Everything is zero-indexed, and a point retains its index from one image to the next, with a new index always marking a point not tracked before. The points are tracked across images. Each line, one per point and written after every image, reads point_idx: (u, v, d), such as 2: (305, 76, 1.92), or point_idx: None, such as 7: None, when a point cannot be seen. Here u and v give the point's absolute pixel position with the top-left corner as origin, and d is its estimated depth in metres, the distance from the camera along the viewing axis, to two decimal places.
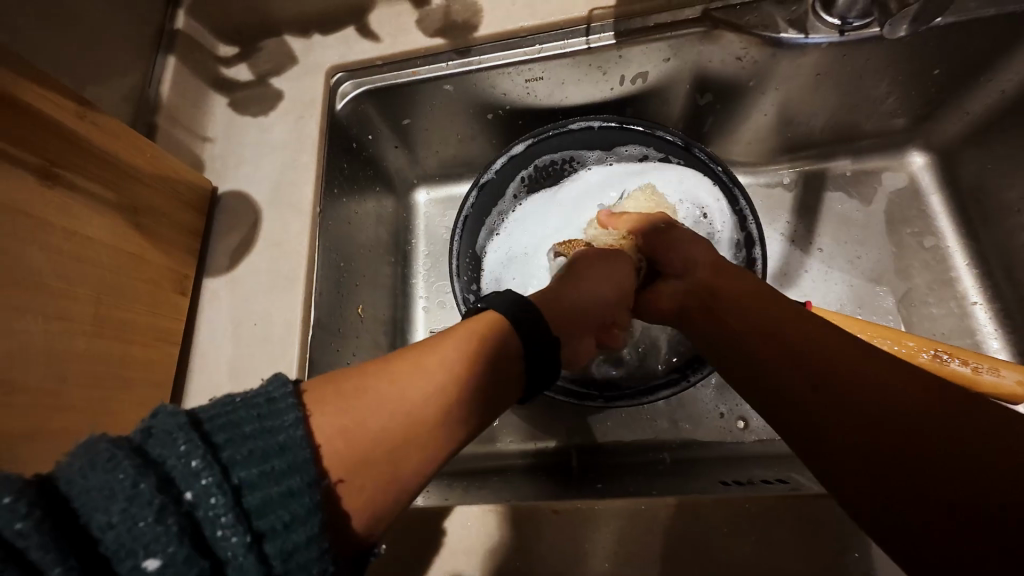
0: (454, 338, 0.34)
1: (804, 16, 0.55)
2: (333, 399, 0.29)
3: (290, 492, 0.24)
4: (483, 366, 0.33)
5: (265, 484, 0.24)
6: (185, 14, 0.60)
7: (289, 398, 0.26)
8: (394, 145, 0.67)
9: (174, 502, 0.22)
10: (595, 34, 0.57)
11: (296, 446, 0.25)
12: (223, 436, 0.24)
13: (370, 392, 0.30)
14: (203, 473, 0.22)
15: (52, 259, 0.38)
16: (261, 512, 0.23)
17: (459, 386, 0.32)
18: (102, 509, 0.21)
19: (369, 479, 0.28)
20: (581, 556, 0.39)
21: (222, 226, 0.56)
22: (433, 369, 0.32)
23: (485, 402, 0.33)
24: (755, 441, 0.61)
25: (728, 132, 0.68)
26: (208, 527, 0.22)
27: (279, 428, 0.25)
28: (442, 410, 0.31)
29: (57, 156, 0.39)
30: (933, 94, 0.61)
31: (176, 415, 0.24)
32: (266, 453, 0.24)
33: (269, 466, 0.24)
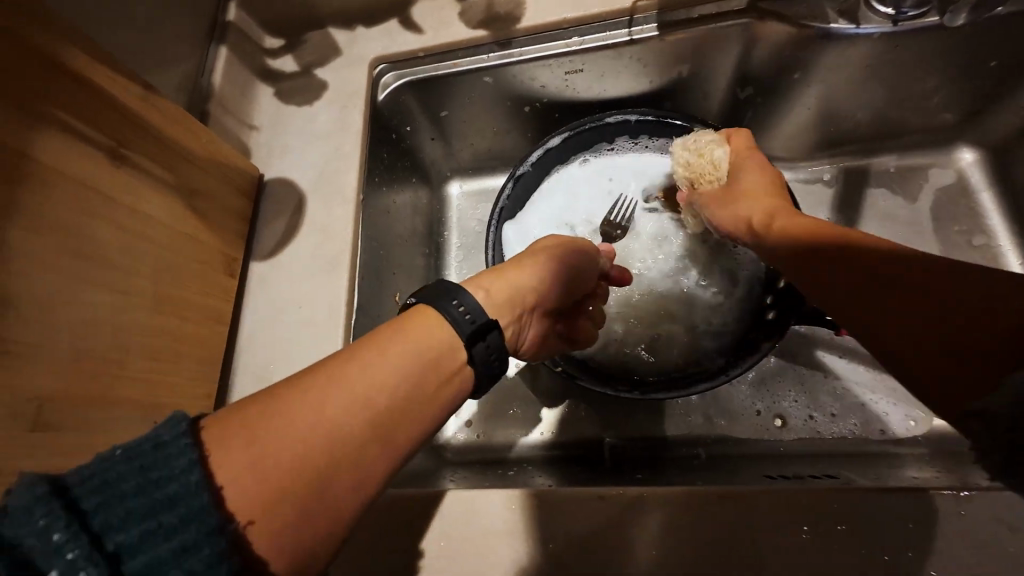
0: (380, 351, 0.32)
1: (855, 6, 0.54)
2: (239, 435, 0.27)
3: (174, 550, 0.24)
4: (413, 378, 0.32)
5: (148, 542, 0.24)
6: (236, 6, 0.62)
7: (180, 442, 0.26)
8: (431, 137, 0.68)
9: None
10: (637, 26, 0.57)
11: (186, 495, 0.25)
12: (96, 502, 0.24)
13: (279, 421, 0.28)
14: (68, 546, 0.22)
15: (119, 235, 0.40)
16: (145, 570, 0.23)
17: (385, 404, 0.30)
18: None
19: (283, 516, 0.26)
20: (627, 543, 0.39)
21: (267, 212, 0.57)
22: (354, 388, 0.30)
23: (424, 409, 0.32)
24: (794, 439, 0.60)
25: (768, 125, 0.67)
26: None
27: (164, 481, 0.25)
28: (368, 432, 0.29)
29: (124, 138, 0.41)
30: (987, 88, 0.59)
31: (34, 487, 0.23)
32: (145, 510, 0.24)
33: (154, 523, 0.24)
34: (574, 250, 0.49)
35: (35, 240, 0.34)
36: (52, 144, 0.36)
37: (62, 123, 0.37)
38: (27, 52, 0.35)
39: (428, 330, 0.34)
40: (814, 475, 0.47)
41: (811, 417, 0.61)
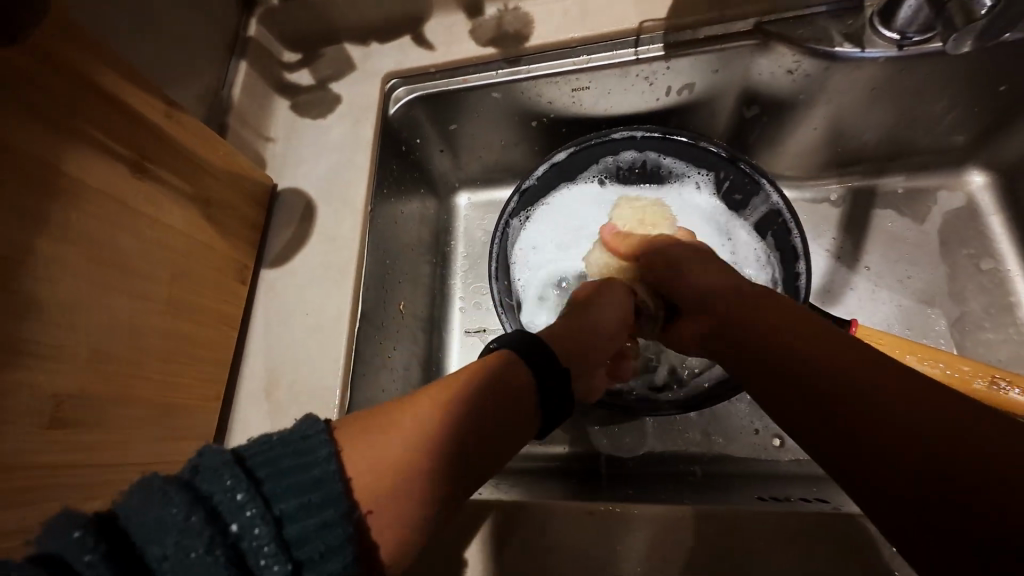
0: (467, 373, 0.35)
1: (860, 30, 0.54)
2: (363, 432, 0.31)
3: (326, 525, 0.26)
4: (498, 401, 0.35)
5: (305, 515, 0.25)
6: (258, 22, 0.65)
7: (322, 434, 0.28)
8: (440, 149, 0.70)
9: (221, 534, 0.23)
10: (644, 46, 0.58)
11: (330, 479, 0.27)
12: (264, 470, 0.26)
13: (394, 427, 0.31)
14: (247, 506, 0.24)
15: (141, 244, 0.42)
16: (300, 543, 0.25)
17: (475, 421, 0.33)
18: (157, 543, 0.23)
19: (395, 510, 0.29)
20: (614, 558, 0.39)
21: (279, 221, 0.59)
22: (452, 403, 0.33)
23: (508, 432, 0.36)
24: (791, 460, 0.60)
25: (775, 144, 0.67)
26: (252, 557, 0.24)
27: (314, 463, 0.27)
28: (460, 444, 0.32)
29: (148, 152, 0.43)
30: (998, 112, 0.59)
31: (221, 452, 0.25)
32: (303, 486, 0.26)
33: (308, 498, 0.26)
34: (607, 289, 0.51)
35: (66, 249, 0.37)
36: (83, 159, 0.38)
37: (92, 139, 0.39)
38: (65, 73, 0.37)
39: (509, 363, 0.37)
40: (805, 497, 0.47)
41: None
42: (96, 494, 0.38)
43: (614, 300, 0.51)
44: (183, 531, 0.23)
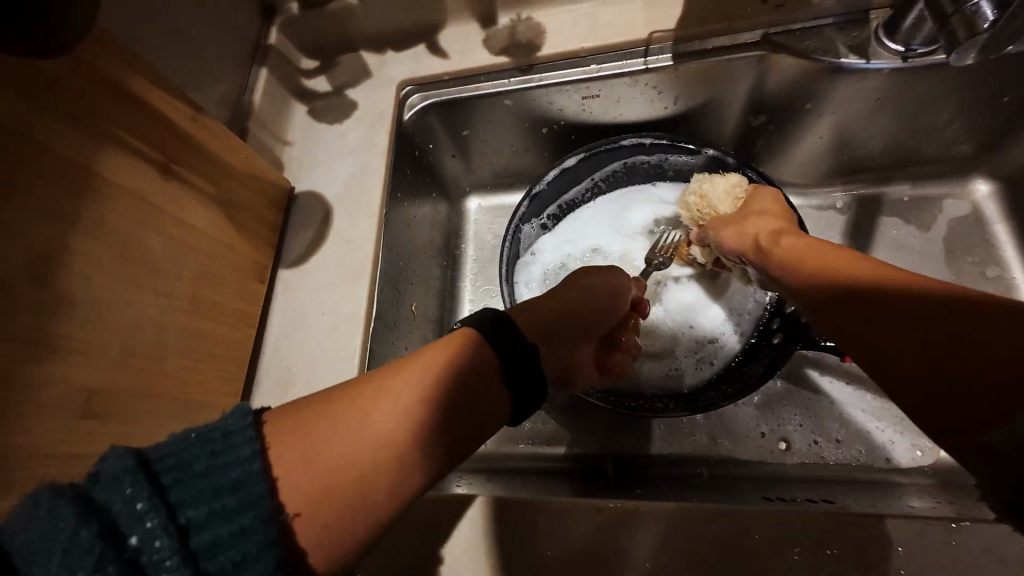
0: (413, 366, 0.35)
1: (866, 42, 0.55)
2: (298, 425, 0.31)
3: (234, 531, 0.26)
4: (447, 396, 0.35)
5: (216, 522, 0.26)
6: (278, 31, 0.67)
7: (241, 432, 0.29)
8: (452, 154, 0.72)
9: (117, 547, 0.24)
10: (653, 56, 0.60)
11: (245, 484, 0.27)
12: (169, 477, 0.27)
13: (329, 425, 0.31)
14: (147, 517, 0.25)
15: (169, 245, 0.44)
16: (207, 550, 0.26)
17: (420, 416, 0.33)
18: (46, 559, 0.23)
19: (329, 512, 0.29)
20: (623, 554, 0.40)
21: (297, 223, 0.61)
22: (394, 397, 0.33)
23: (452, 424, 0.35)
24: (797, 463, 0.61)
25: (781, 152, 0.68)
26: (152, 569, 0.24)
27: (229, 465, 0.28)
28: (401, 440, 0.32)
29: (177, 156, 0.45)
30: (1003, 121, 0.60)
31: (122, 458, 0.26)
32: (214, 492, 0.27)
33: (219, 505, 0.27)
34: (614, 288, 0.54)
35: (100, 249, 0.38)
36: (113, 160, 0.40)
37: (121, 140, 0.40)
38: (96, 77, 0.39)
39: (463, 352, 0.37)
40: (812, 498, 0.48)
41: (815, 442, 0.62)
42: None
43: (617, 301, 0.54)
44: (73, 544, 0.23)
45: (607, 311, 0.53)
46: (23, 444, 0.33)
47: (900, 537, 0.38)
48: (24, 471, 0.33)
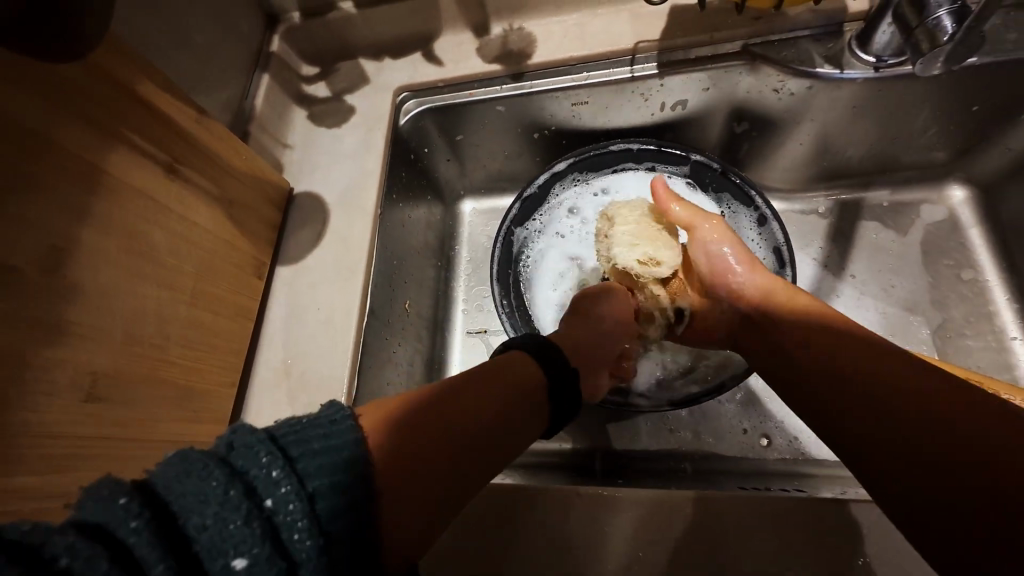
0: (484, 372, 0.39)
1: (840, 53, 0.58)
2: (379, 413, 0.34)
3: (354, 508, 0.27)
4: (511, 398, 0.39)
5: (336, 494, 0.27)
6: (280, 39, 0.70)
7: (349, 418, 0.30)
8: (447, 158, 0.74)
9: (257, 508, 0.24)
10: (639, 64, 0.62)
11: (358, 461, 0.28)
12: (297, 448, 0.27)
13: (416, 411, 0.34)
14: (283, 482, 0.25)
15: (170, 239, 0.46)
16: (330, 520, 0.26)
17: (492, 410, 0.37)
18: (198, 513, 0.24)
19: (408, 488, 0.31)
20: (603, 538, 0.43)
21: (295, 222, 0.63)
22: (464, 394, 0.37)
23: (516, 423, 0.38)
24: (777, 457, 0.63)
25: (764, 158, 0.71)
26: (286, 531, 0.25)
27: (344, 445, 0.28)
28: (473, 431, 0.35)
29: (181, 154, 0.47)
30: (973, 129, 0.62)
31: (256, 431, 0.27)
32: (336, 465, 0.28)
33: (339, 478, 0.27)
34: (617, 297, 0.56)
35: (104, 240, 0.40)
36: (120, 158, 0.42)
37: (127, 140, 0.43)
38: (104, 80, 0.41)
39: (519, 359, 0.42)
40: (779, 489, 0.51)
41: (794, 438, 0.64)
42: (121, 467, 0.41)
43: (622, 308, 0.55)
44: (222, 501, 0.24)
45: (617, 323, 0.54)
46: (30, 424, 0.35)
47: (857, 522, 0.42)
48: (32, 449, 0.35)
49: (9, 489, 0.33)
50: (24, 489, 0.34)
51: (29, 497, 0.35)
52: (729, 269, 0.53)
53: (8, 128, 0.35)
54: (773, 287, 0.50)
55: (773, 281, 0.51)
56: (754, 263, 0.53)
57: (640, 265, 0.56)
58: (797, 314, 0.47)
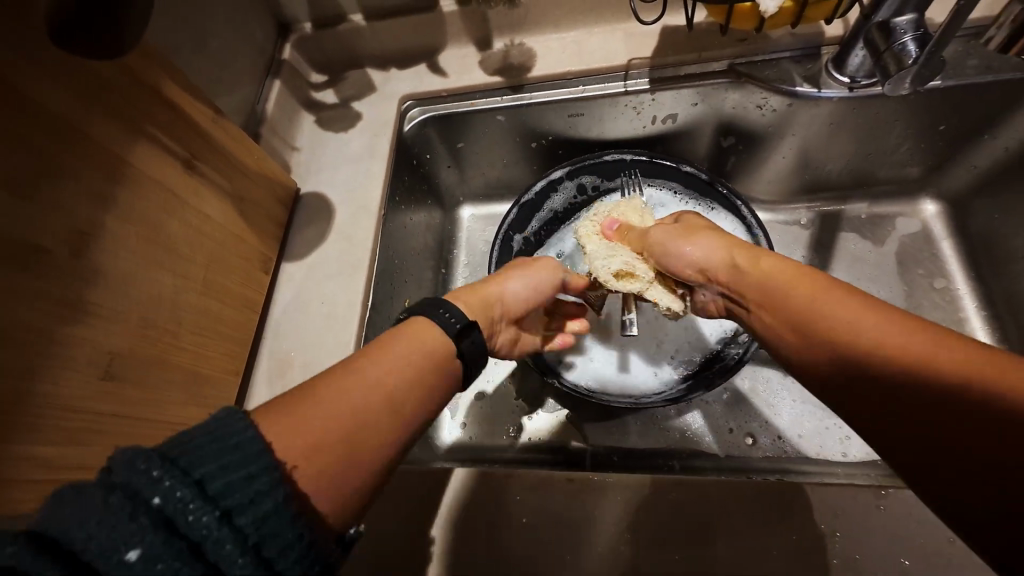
0: (395, 338, 0.38)
1: (818, 73, 0.62)
2: (281, 429, 0.30)
3: (253, 474, 0.26)
4: (426, 359, 0.37)
5: (227, 472, 0.25)
6: (291, 47, 0.73)
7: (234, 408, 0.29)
8: (448, 165, 0.77)
9: (143, 504, 0.23)
10: (632, 79, 0.66)
11: (249, 441, 0.27)
12: (179, 449, 0.26)
13: (319, 390, 0.33)
14: (162, 476, 0.24)
15: (186, 230, 0.48)
16: (227, 494, 0.25)
17: (407, 375, 0.36)
18: (79, 528, 0.22)
19: (322, 466, 0.30)
20: (593, 520, 0.46)
21: (301, 220, 0.66)
22: (366, 359, 0.35)
23: (435, 384, 0.37)
24: (761, 457, 0.64)
25: (749, 170, 0.75)
26: (179, 517, 0.24)
27: (230, 431, 0.27)
28: (410, 420, 0.35)
29: (197, 151, 0.50)
30: (942, 147, 0.66)
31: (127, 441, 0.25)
32: (224, 449, 0.26)
33: (228, 460, 0.26)
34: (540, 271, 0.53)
35: (127, 227, 0.43)
36: (143, 151, 0.44)
37: (151, 136, 0.45)
38: (133, 80, 0.44)
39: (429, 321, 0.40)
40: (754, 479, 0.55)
41: (779, 437, 0.65)
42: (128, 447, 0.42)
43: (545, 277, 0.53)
44: (104, 513, 0.23)
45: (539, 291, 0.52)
46: (51, 397, 0.37)
47: (829, 508, 0.45)
48: (50, 421, 0.36)
49: (22, 456, 0.35)
50: (42, 458, 0.36)
51: (45, 466, 0.36)
52: (706, 264, 0.48)
53: (44, 118, 0.37)
54: (733, 261, 0.46)
55: (736, 247, 0.47)
56: (710, 235, 0.49)
57: (617, 278, 0.56)
58: (759, 285, 0.43)
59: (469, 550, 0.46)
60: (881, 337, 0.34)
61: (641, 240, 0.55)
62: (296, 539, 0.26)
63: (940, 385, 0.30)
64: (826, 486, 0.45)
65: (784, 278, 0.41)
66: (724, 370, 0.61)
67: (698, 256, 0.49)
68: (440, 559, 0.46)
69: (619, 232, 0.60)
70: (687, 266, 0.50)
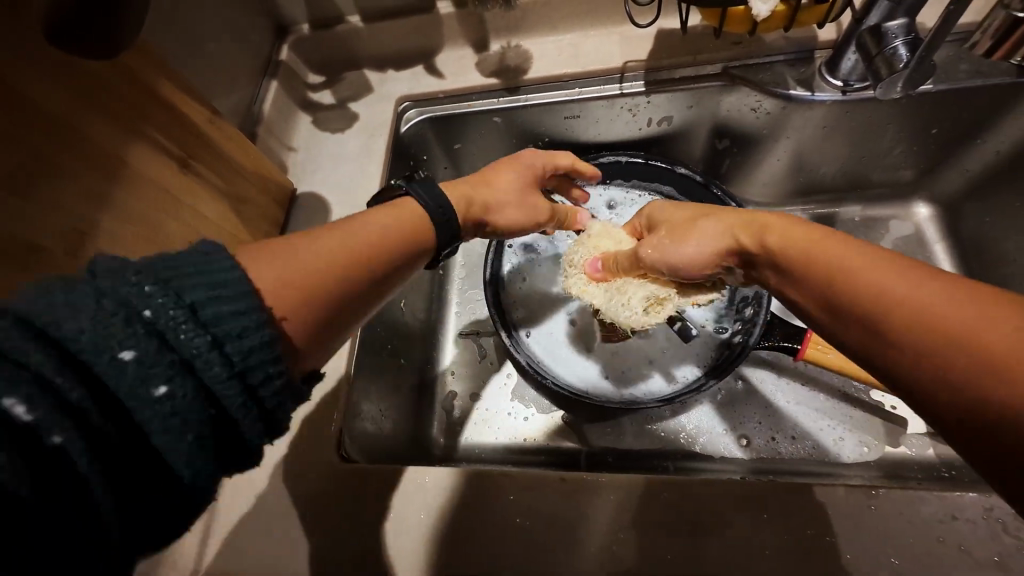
0: (377, 220, 0.40)
1: (811, 77, 0.62)
2: (267, 268, 0.32)
3: (239, 309, 0.28)
4: (402, 245, 0.40)
5: (217, 303, 0.27)
6: (288, 48, 0.73)
7: (219, 245, 0.30)
8: (444, 166, 0.77)
9: (136, 315, 0.25)
10: (628, 82, 0.67)
11: (238, 279, 0.28)
12: (168, 272, 0.27)
13: (305, 252, 0.34)
14: (156, 293, 0.26)
15: (181, 231, 0.48)
16: (216, 322, 0.27)
17: (386, 255, 0.39)
18: (68, 320, 0.24)
19: (307, 317, 0.33)
20: (586, 519, 0.46)
21: (298, 220, 0.66)
22: (349, 233, 0.37)
23: (406, 266, 0.41)
24: (755, 457, 0.65)
25: (745, 172, 0.75)
26: (171, 332, 0.26)
27: (218, 265, 0.28)
28: (381, 289, 0.39)
29: (194, 151, 0.50)
30: (934, 151, 0.67)
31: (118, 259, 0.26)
32: (213, 282, 0.28)
33: (217, 292, 0.27)
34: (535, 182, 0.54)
35: (122, 225, 0.43)
36: (139, 150, 0.44)
37: (148, 135, 0.45)
38: (130, 80, 0.44)
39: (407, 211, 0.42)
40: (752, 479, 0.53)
41: (773, 438, 0.65)
42: None
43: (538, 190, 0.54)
44: (98, 313, 0.24)
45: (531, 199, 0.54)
46: None
47: (822, 508, 0.45)
48: None
49: None
50: None
51: None
52: (715, 255, 0.44)
53: (41, 119, 0.37)
54: (741, 242, 0.42)
55: (752, 222, 0.42)
56: (712, 224, 0.45)
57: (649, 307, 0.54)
58: (776, 255, 0.38)
59: (463, 549, 0.47)
60: (905, 300, 0.29)
61: (636, 262, 0.52)
62: (276, 374, 0.29)
63: (949, 378, 0.27)
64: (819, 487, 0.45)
65: (809, 243, 0.36)
66: (716, 372, 0.61)
67: (703, 247, 0.45)
68: (435, 557, 0.47)
69: (606, 267, 0.58)
70: (705, 267, 0.46)
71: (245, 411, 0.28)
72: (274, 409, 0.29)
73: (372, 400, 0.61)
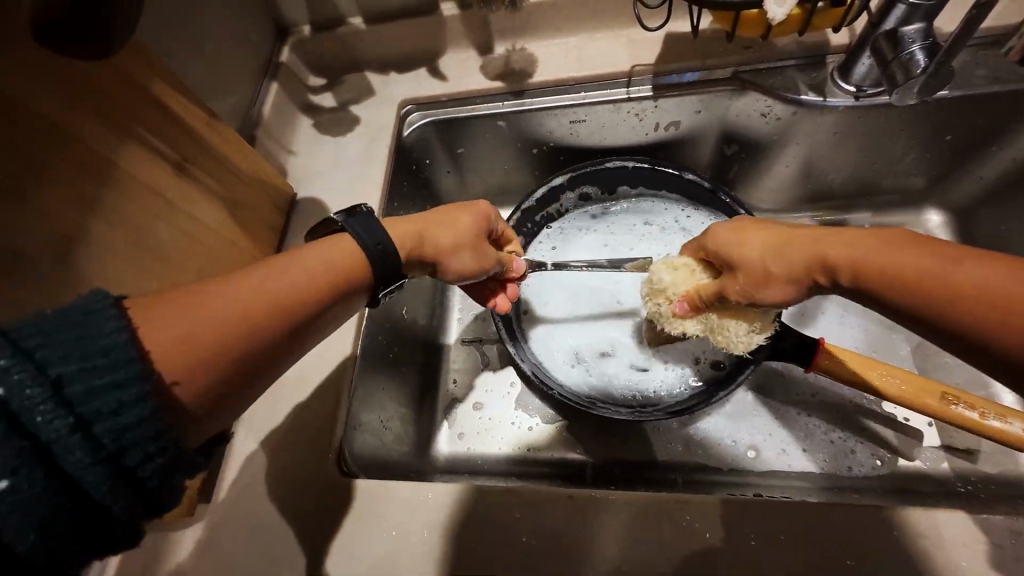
0: (302, 266, 0.38)
1: (823, 82, 0.61)
2: (162, 328, 0.31)
3: (111, 384, 0.27)
4: (327, 292, 0.39)
5: (90, 377, 0.27)
6: (289, 49, 0.72)
7: (107, 305, 0.29)
8: (448, 170, 0.75)
9: None
10: (635, 86, 0.65)
11: (120, 346, 0.28)
12: (36, 340, 0.27)
13: (210, 306, 0.33)
14: (12, 369, 0.25)
15: (177, 236, 0.47)
16: (84, 401, 0.26)
17: (305, 307, 0.37)
18: None
19: (203, 381, 0.32)
20: (594, 537, 0.45)
21: (297, 225, 0.64)
22: (265, 284, 0.36)
23: (330, 313, 0.40)
24: (765, 470, 0.63)
25: (753, 178, 0.74)
26: (26, 415, 0.25)
27: (97, 333, 0.28)
28: (296, 341, 0.38)
29: (189, 154, 0.48)
30: (947, 157, 0.66)
31: None
32: (85, 353, 0.27)
33: (90, 363, 0.27)
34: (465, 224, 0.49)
35: (113, 230, 0.41)
36: (132, 153, 0.43)
37: (140, 137, 0.44)
38: (121, 80, 0.42)
39: (341, 252, 0.41)
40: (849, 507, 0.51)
41: (783, 450, 0.64)
42: None
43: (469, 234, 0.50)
44: None
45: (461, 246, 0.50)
46: None
47: (840, 527, 0.43)
48: None
49: None
50: None
51: None
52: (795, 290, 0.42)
53: (30, 120, 0.36)
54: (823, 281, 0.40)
55: (822, 258, 0.39)
56: (778, 261, 0.42)
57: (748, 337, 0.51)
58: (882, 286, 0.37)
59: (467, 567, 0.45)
60: None
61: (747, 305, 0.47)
62: (156, 452, 0.28)
63: None
64: (837, 506, 0.44)
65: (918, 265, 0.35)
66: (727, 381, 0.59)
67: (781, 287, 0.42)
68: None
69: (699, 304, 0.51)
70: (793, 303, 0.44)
71: (110, 493, 0.27)
72: (151, 483, 0.29)
73: (372, 411, 0.59)
